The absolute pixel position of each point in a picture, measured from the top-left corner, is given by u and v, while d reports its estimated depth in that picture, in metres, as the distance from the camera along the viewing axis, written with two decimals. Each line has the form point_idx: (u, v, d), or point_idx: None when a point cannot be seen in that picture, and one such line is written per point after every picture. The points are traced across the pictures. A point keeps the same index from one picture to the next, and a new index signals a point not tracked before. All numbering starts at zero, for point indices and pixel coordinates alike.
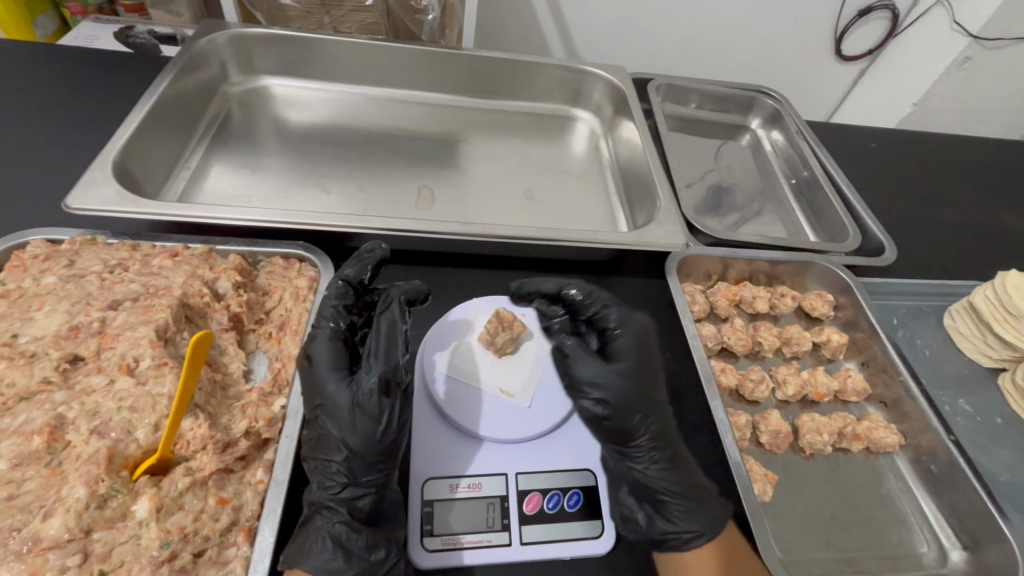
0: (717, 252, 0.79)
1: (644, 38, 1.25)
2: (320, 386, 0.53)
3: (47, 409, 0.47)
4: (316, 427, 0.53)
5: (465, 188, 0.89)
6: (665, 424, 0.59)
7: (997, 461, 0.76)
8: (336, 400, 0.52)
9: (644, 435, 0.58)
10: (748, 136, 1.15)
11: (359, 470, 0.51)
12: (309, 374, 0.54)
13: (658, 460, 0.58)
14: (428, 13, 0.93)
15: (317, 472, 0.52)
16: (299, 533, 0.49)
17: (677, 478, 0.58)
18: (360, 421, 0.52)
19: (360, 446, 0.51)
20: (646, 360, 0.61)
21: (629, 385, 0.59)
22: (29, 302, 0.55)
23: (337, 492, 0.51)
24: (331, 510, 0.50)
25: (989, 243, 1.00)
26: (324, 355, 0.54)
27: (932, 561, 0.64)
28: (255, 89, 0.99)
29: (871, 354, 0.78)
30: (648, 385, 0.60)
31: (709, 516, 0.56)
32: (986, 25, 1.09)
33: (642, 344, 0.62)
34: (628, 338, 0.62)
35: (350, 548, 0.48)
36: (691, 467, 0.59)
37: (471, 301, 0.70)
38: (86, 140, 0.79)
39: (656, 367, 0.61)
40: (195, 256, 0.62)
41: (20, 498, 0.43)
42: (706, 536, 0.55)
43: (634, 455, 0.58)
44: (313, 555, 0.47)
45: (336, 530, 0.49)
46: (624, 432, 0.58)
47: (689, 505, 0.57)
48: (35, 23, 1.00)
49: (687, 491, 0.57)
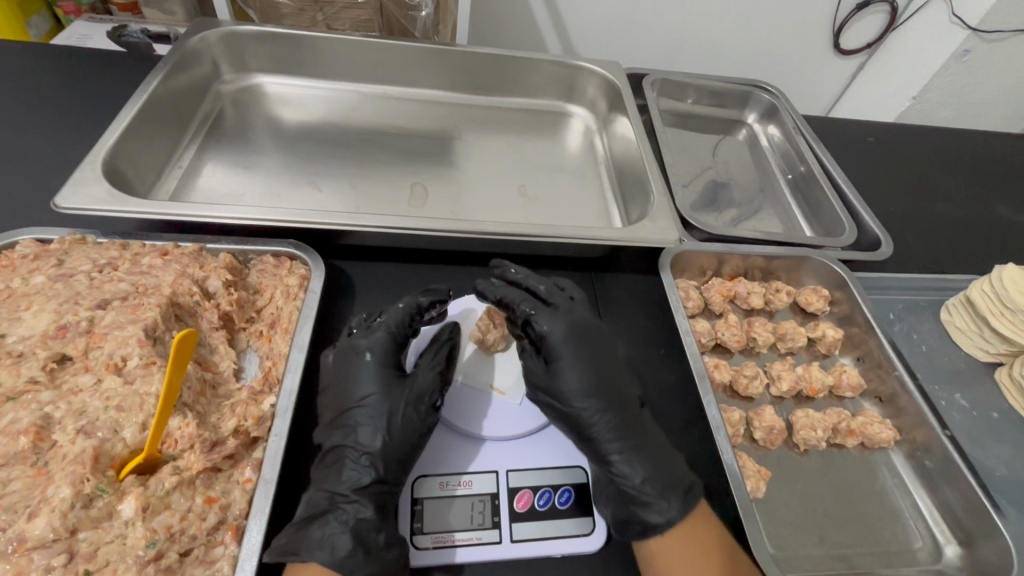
0: (711, 247, 0.79)
1: (641, 32, 1.24)
2: (369, 382, 0.57)
3: (34, 409, 0.47)
4: (351, 419, 0.55)
5: (459, 185, 0.89)
6: (623, 413, 0.59)
7: (993, 457, 0.75)
8: (387, 396, 0.56)
9: (599, 426, 0.58)
10: (745, 131, 1.15)
11: (389, 465, 0.53)
12: (363, 367, 0.57)
13: (618, 451, 0.57)
14: (421, 9, 0.92)
15: (342, 463, 0.53)
16: (316, 524, 0.49)
17: (643, 465, 0.57)
18: (407, 418, 0.55)
19: (397, 440, 0.54)
20: (582, 353, 0.62)
21: (567, 381, 0.60)
22: (18, 301, 0.55)
23: (361, 485, 0.51)
24: (352, 502, 0.50)
25: (987, 237, 0.99)
26: (384, 352, 0.58)
27: (926, 557, 0.64)
28: (247, 87, 0.98)
29: (867, 349, 0.78)
30: (592, 378, 0.60)
31: (672, 505, 0.55)
32: (984, 18, 1.06)
33: (573, 337, 0.62)
34: (558, 334, 0.62)
35: (369, 544, 0.48)
36: (663, 456, 0.58)
37: (461, 299, 0.70)
38: (77, 139, 0.79)
39: (601, 358, 0.62)
40: (185, 255, 0.62)
41: (6, 498, 0.42)
42: (669, 524, 0.54)
43: (594, 450, 0.58)
44: (333, 549, 0.47)
45: (357, 523, 0.49)
46: (580, 427, 0.59)
47: (651, 495, 0.55)
48: (29, 23, 0.99)
49: (648, 479, 0.56)
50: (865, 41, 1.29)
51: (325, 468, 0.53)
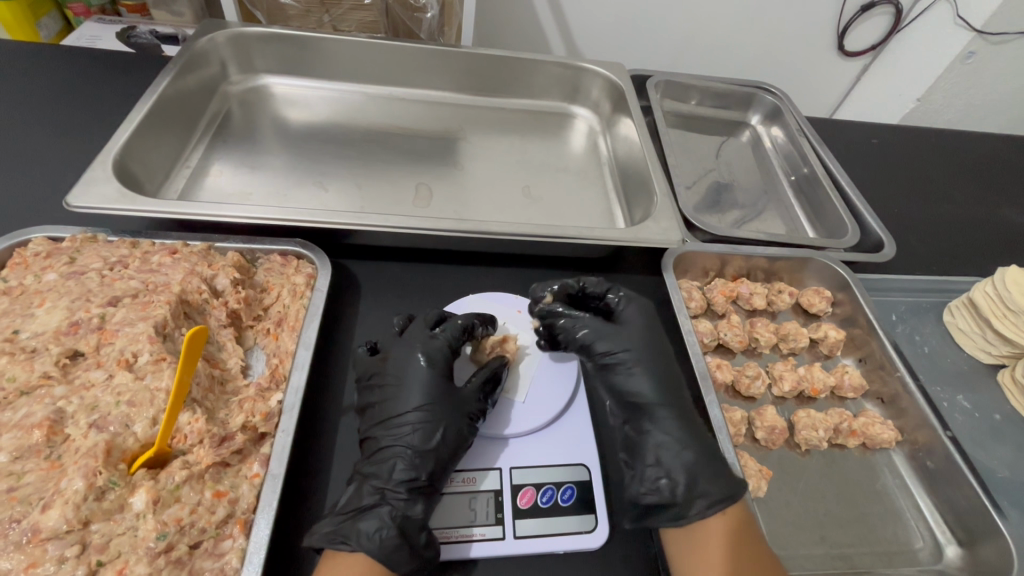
0: (714, 248, 0.79)
1: (645, 34, 1.25)
2: (428, 391, 0.58)
3: (47, 404, 0.48)
4: (403, 422, 0.56)
5: (463, 185, 0.90)
6: (680, 388, 0.64)
7: (994, 458, 0.76)
8: (439, 405, 0.57)
9: (661, 396, 0.62)
10: (748, 133, 1.15)
11: (438, 468, 0.54)
12: (422, 373, 0.59)
13: (677, 424, 0.60)
14: (427, 10, 0.93)
15: (394, 460, 0.54)
16: (365, 517, 0.50)
17: (698, 439, 0.59)
18: (460, 430, 0.56)
19: (450, 448, 0.55)
20: (650, 325, 0.68)
21: (638, 347, 0.65)
22: (31, 298, 0.56)
23: (412, 485, 0.52)
24: (401, 499, 0.51)
25: (991, 239, 0.99)
26: (442, 363, 0.60)
27: (927, 557, 0.64)
28: (255, 88, 0.99)
29: (869, 350, 0.78)
30: (657, 345, 0.66)
31: (734, 479, 0.57)
32: (990, 20, 1.06)
33: (642, 313, 0.69)
34: (632, 310, 0.69)
35: (410, 540, 0.49)
36: (710, 436, 0.61)
37: (466, 298, 0.71)
38: (87, 137, 0.81)
39: (662, 338, 0.68)
40: (194, 254, 0.63)
41: (21, 490, 0.43)
42: (731, 499, 0.55)
43: (652, 420, 0.61)
44: (380, 542, 0.48)
45: (403, 520, 0.50)
46: (644, 395, 0.62)
47: (711, 467, 0.57)
48: (40, 24, 1.01)
49: (706, 451, 0.58)
50: (871, 43, 1.29)
51: (377, 463, 0.54)
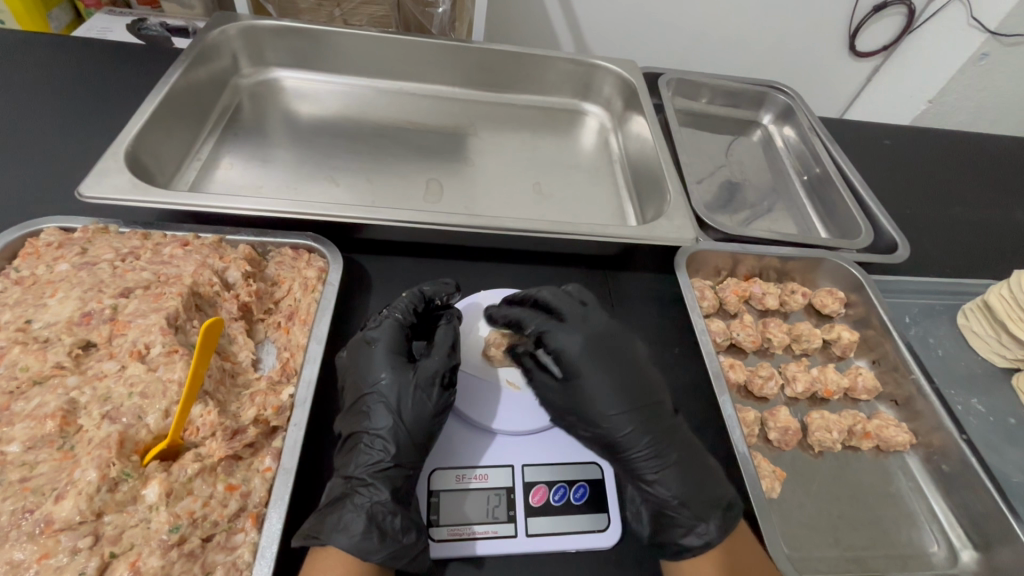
0: (727, 247, 0.78)
1: (657, 31, 1.24)
2: (378, 367, 0.57)
3: (60, 394, 0.48)
4: (365, 405, 0.56)
5: (473, 182, 0.89)
6: (660, 426, 0.58)
7: (1009, 462, 0.75)
8: (389, 383, 0.56)
9: (630, 441, 0.57)
10: (760, 132, 1.14)
11: (404, 448, 0.53)
12: (370, 353, 0.58)
13: (651, 469, 0.56)
14: (438, 6, 0.93)
15: (360, 448, 0.54)
16: (333, 508, 0.50)
17: (678, 482, 0.56)
18: (412, 400, 0.55)
19: (412, 424, 0.54)
20: (602, 359, 0.60)
21: (591, 389, 0.59)
22: (43, 289, 0.56)
23: (379, 469, 0.52)
24: (370, 485, 0.51)
25: (1005, 242, 0.98)
26: (386, 339, 0.59)
27: (941, 562, 0.64)
28: (265, 81, 0.99)
29: (883, 352, 0.77)
30: (605, 386, 0.59)
31: (708, 523, 0.54)
32: (1004, 21, 1.05)
33: (594, 347, 0.60)
34: (575, 346, 0.60)
35: (384, 527, 0.48)
36: (700, 470, 0.57)
37: (480, 294, 0.71)
38: (98, 130, 0.80)
39: (630, 364, 0.61)
40: (205, 246, 0.62)
41: (34, 480, 0.43)
42: (704, 544, 0.53)
43: (626, 465, 0.58)
44: (348, 531, 0.48)
45: (374, 506, 0.49)
46: (608, 441, 0.58)
47: (693, 513, 0.55)
48: (50, 15, 1.00)
49: (687, 489, 0.56)
50: (882, 44, 1.28)
51: (345, 454, 0.54)
